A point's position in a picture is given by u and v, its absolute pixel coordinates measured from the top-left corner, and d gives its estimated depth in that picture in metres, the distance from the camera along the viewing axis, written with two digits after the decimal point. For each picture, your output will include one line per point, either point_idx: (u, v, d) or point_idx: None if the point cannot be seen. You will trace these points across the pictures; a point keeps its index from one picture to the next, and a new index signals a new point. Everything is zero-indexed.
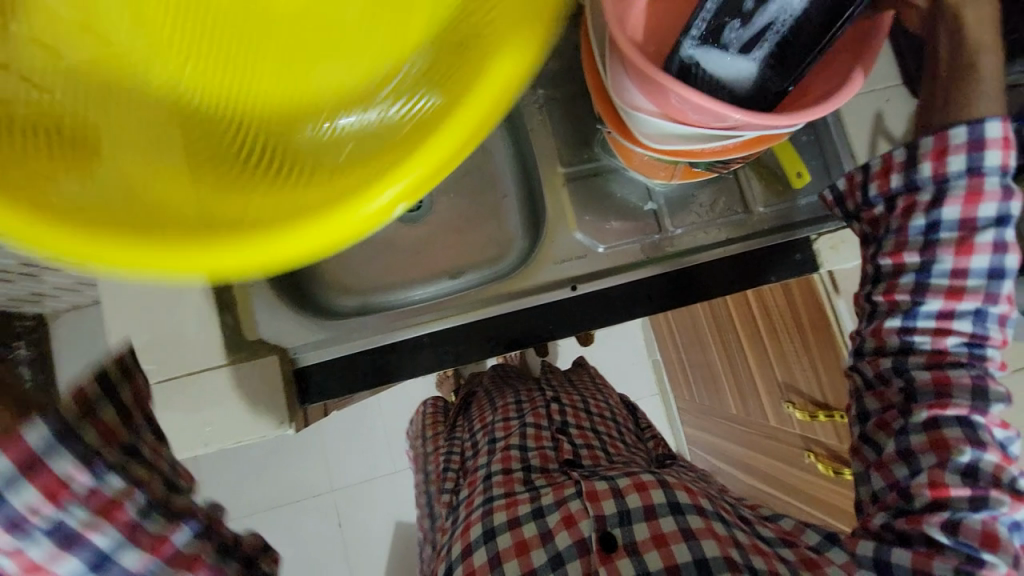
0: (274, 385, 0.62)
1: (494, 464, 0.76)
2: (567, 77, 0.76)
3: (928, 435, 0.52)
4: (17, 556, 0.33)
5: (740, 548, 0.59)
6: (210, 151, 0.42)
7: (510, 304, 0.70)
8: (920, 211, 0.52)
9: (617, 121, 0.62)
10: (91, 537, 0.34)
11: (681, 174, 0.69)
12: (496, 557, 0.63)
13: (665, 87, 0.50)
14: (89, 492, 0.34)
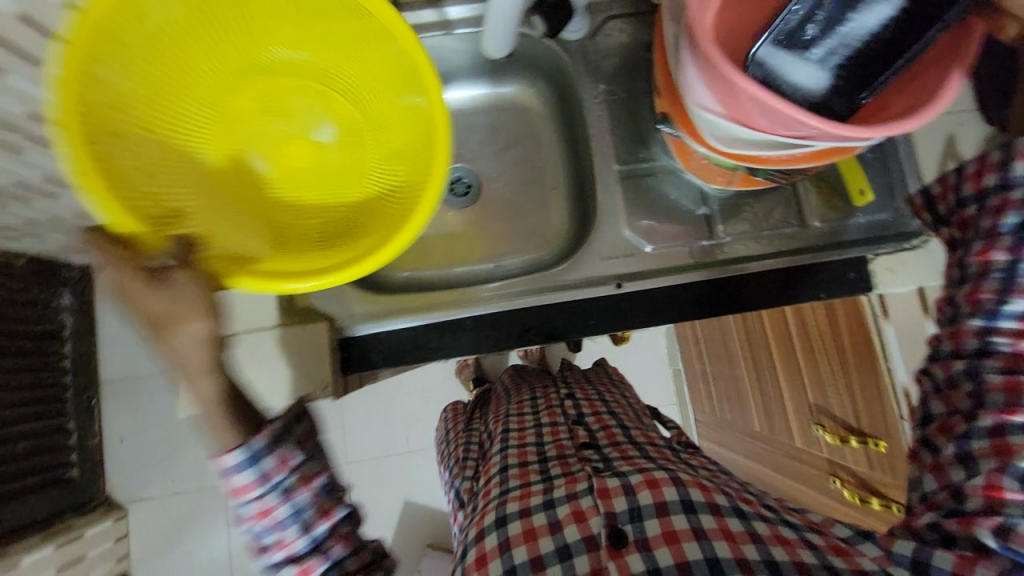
0: (325, 354, 0.69)
1: (508, 457, 0.71)
2: (631, 75, 0.75)
3: (992, 440, 0.41)
4: (252, 508, 0.46)
5: (759, 543, 0.50)
6: (297, 224, 0.65)
7: (554, 293, 0.70)
8: (1013, 210, 0.43)
9: (685, 121, 0.61)
10: (297, 496, 0.46)
11: (739, 181, 0.68)
12: (506, 544, 0.56)
13: (742, 91, 0.49)
14: (297, 465, 0.47)
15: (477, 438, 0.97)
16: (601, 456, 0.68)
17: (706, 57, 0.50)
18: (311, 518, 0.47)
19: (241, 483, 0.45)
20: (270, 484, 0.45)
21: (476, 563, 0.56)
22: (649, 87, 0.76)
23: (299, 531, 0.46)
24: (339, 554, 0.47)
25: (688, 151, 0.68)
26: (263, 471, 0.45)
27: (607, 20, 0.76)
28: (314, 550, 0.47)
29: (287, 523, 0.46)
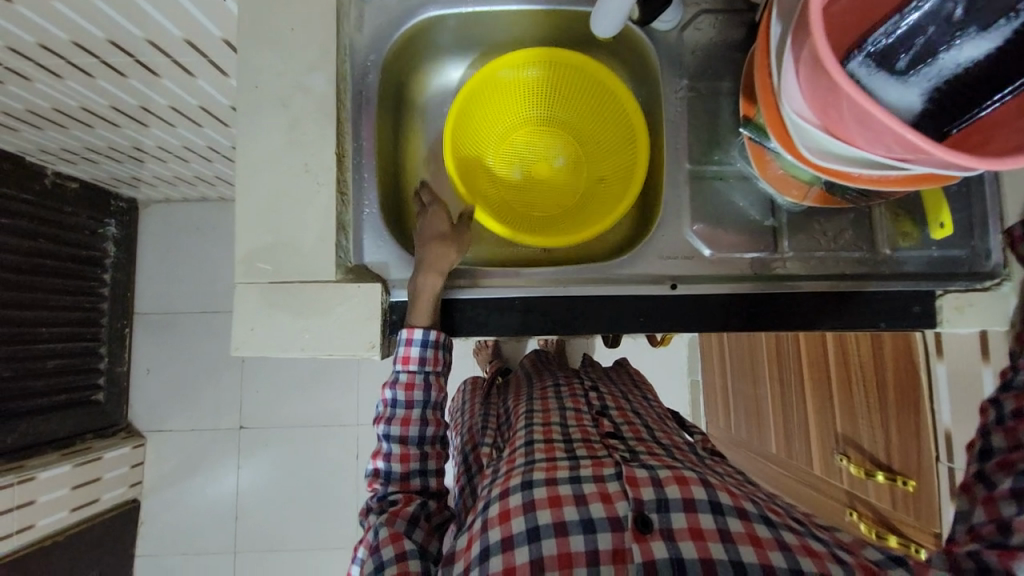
0: (377, 311, 0.65)
1: (534, 433, 0.71)
2: (716, 73, 0.73)
3: None
4: (401, 387, 0.66)
5: (786, 550, 0.51)
6: (528, 212, 0.81)
7: (608, 287, 0.70)
8: None
9: (778, 126, 0.59)
10: (430, 392, 0.67)
11: (813, 198, 0.67)
12: (530, 505, 0.56)
13: (847, 102, 0.47)
14: (436, 372, 0.67)
15: (496, 413, 0.97)
16: (628, 448, 0.68)
17: (816, 63, 0.48)
18: (429, 421, 0.66)
19: (411, 355, 0.65)
20: (426, 373, 0.66)
21: (499, 517, 0.56)
22: (733, 87, 0.73)
23: (418, 420, 0.66)
24: (426, 462, 0.66)
25: (767, 160, 0.66)
26: (425, 358, 0.65)
27: (700, 14, 0.74)
28: (416, 443, 0.66)
29: (414, 411, 0.66)
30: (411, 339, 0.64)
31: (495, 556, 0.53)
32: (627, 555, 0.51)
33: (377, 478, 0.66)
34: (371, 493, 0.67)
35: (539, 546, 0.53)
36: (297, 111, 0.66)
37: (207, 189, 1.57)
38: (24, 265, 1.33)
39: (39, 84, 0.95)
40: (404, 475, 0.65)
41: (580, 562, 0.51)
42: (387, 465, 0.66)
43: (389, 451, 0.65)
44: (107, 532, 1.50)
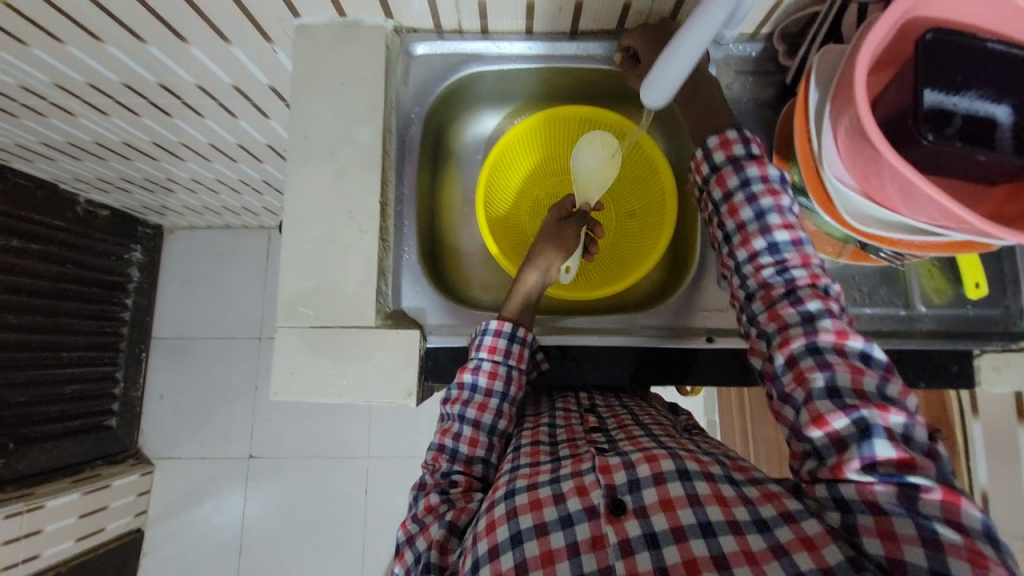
0: (414, 360, 0.65)
1: (520, 435, 0.64)
2: (748, 130, 0.76)
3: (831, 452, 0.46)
4: (482, 370, 0.65)
5: (749, 505, 0.48)
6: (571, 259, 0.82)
7: (633, 339, 0.71)
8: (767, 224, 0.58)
9: (818, 188, 0.60)
10: (510, 378, 0.65)
11: (849, 254, 0.67)
12: (513, 510, 0.52)
13: (882, 167, 0.49)
14: (513, 359, 0.66)
15: None
16: (608, 436, 0.61)
17: (858, 132, 0.49)
18: (503, 414, 0.65)
19: (498, 346, 0.65)
20: (509, 367, 0.66)
21: (486, 528, 0.52)
22: (764, 145, 0.75)
23: (495, 411, 0.64)
24: (491, 452, 0.64)
25: (802, 219, 0.67)
26: (511, 352, 0.66)
27: (733, 75, 0.77)
28: (487, 431, 0.64)
29: (492, 400, 0.64)
30: (502, 331, 0.65)
31: (484, 567, 0.50)
32: (604, 539, 0.49)
33: (441, 455, 0.63)
34: (429, 467, 0.63)
35: (522, 549, 0.50)
36: (343, 161, 0.69)
37: (231, 218, 1.60)
38: (50, 289, 1.35)
39: (86, 120, 0.99)
40: (469, 458, 0.63)
41: (561, 558, 0.49)
42: (456, 443, 0.63)
43: (460, 430, 0.63)
44: (110, 563, 1.47)
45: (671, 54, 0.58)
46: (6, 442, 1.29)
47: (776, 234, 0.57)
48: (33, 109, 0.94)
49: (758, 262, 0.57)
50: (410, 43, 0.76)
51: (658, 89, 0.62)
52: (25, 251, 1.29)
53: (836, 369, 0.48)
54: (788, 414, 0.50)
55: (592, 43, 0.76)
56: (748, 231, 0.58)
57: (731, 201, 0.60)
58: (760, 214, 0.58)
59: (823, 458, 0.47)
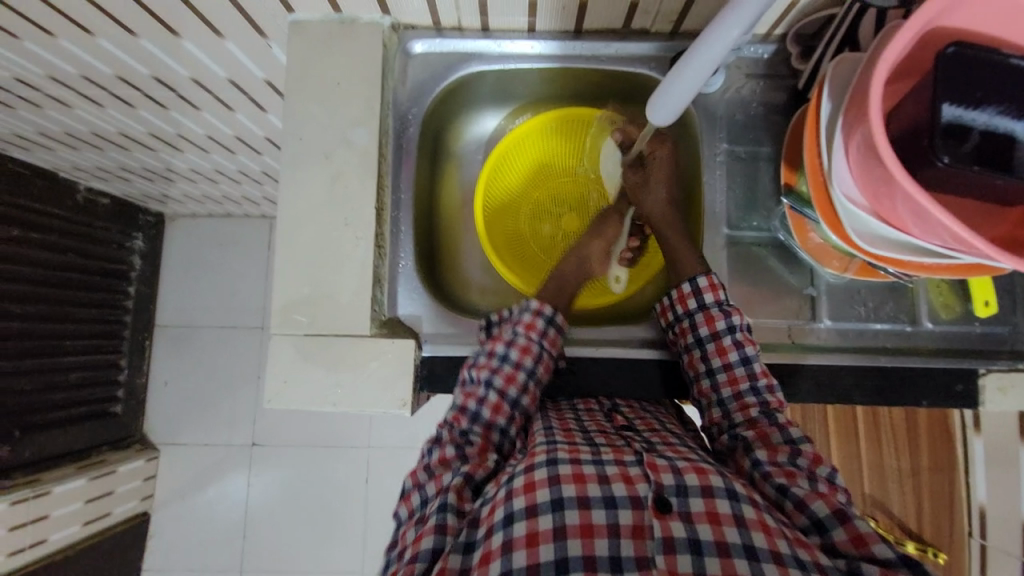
0: (408, 369, 0.64)
1: (550, 422, 0.63)
2: (757, 137, 0.73)
3: (847, 530, 0.50)
4: (516, 347, 0.65)
5: (788, 539, 0.48)
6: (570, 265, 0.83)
7: (627, 351, 0.72)
8: (731, 345, 0.64)
9: (829, 207, 0.57)
10: (541, 363, 0.65)
11: (855, 270, 0.65)
12: (556, 478, 0.51)
13: (893, 187, 0.47)
14: (547, 345, 0.67)
15: None
16: (644, 438, 0.61)
17: (869, 150, 0.48)
18: (528, 392, 0.64)
19: (536, 325, 0.66)
20: (541, 347, 0.66)
21: (524, 487, 0.51)
22: (772, 153, 0.73)
23: (520, 385, 0.64)
24: (511, 425, 0.63)
25: (808, 231, 0.65)
26: (546, 333, 0.66)
27: (742, 79, 0.74)
28: (510, 403, 0.63)
29: (520, 374, 0.64)
30: (542, 312, 0.67)
31: (520, 522, 0.49)
32: (647, 530, 0.48)
33: (462, 416, 0.62)
34: (446, 422, 0.63)
35: (562, 516, 0.49)
36: (340, 165, 0.67)
37: (232, 207, 1.59)
38: (53, 278, 1.35)
39: (82, 111, 0.97)
40: (489, 424, 0.62)
41: (601, 534, 0.48)
42: (478, 407, 0.62)
43: (485, 395, 0.62)
44: (118, 544, 1.51)
45: (680, 72, 0.55)
46: (11, 430, 1.30)
47: (748, 350, 0.64)
48: (27, 99, 0.93)
49: (733, 374, 0.63)
50: (408, 41, 0.73)
51: (666, 106, 0.59)
52: (25, 240, 1.28)
53: (812, 473, 0.56)
54: (771, 492, 0.55)
55: (597, 44, 0.74)
56: (724, 343, 0.65)
57: (708, 313, 0.66)
58: (733, 328, 0.65)
59: (828, 533, 0.50)
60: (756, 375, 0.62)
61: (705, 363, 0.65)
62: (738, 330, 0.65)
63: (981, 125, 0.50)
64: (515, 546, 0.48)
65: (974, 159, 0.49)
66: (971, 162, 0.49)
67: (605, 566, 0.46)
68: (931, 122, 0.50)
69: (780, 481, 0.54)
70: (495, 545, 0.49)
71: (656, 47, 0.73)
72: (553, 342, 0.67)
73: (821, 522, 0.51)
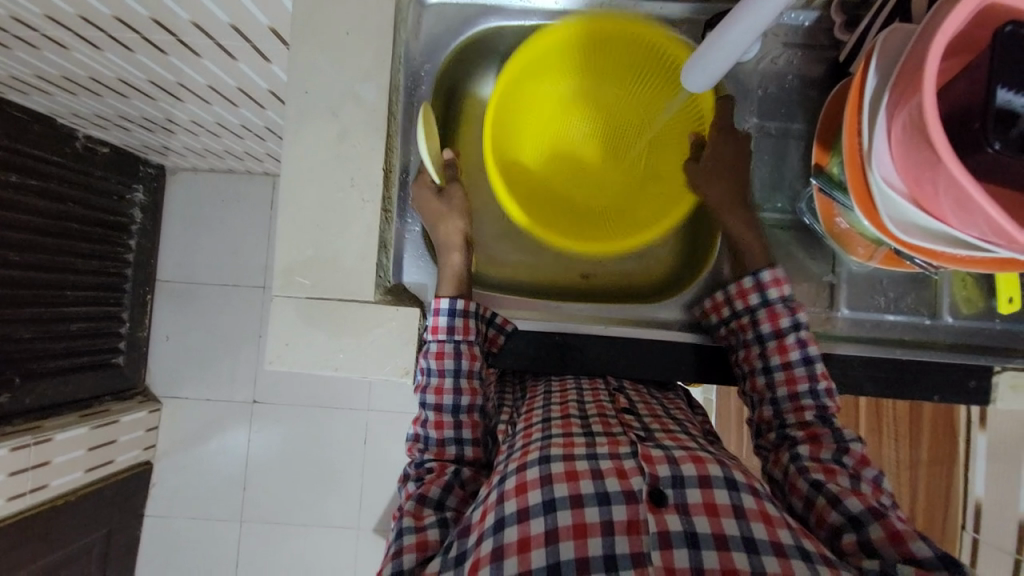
0: (413, 337, 0.63)
1: (549, 410, 0.62)
2: (788, 113, 0.70)
3: (884, 528, 0.50)
4: (430, 353, 0.63)
5: (792, 529, 0.48)
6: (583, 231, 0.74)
7: (636, 332, 0.71)
8: (794, 341, 0.62)
9: (864, 194, 0.54)
10: (456, 353, 0.63)
11: (881, 259, 0.63)
12: (548, 478, 0.51)
13: (938, 173, 0.44)
14: (456, 330, 0.64)
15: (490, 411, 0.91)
16: (642, 425, 0.60)
17: (920, 134, 0.44)
18: (464, 390, 0.62)
19: (439, 324, 0.63)
20: (456, 342, 0.63)
21: (515, 489, 0.51)
22: (804, 131, 0.70)
23: (453, 390, 0.62)
24: (461, 431, 0.62)
25: (835, 215, 0.63)
26: (454, 327, 0.63)
27: (779, 48, 0.69)
28: (451, 412, 0.62)
29: (447, 380, 0.62)
30: (439, 309, 0.63)
31: (511, 528, 0.48)
32: (642, 526, 0.47)
33: (417, 444, 0.64)
34: (410, 458, 0.65)
35: (554, 517, 0.48)
36: (347, 122, 0.64)
37: (235, 163, 1.54)
38: (53, 228, 1.33)
39: (77, 53, 0.92)
40: (440, 442, 0.62)
41: (595, 533, 0.47)
42: (426, 431, 0.63)
43: (425, 417, 0.63)
44: (122, 491, 1.54)
45: (717, 41, 0.52)
46: (12, 377, 1.30)
47: (811, 350, 0.62)
48: (20, 38, 0.88)
49: (793, 375, 0.61)
50: None
51: (703, 73, 0.56)
52: (23, 187, 1.25)
53: (856, 472, 0.56)
54: (806, 486, 0.56)
55: (626, 1, 0.69)
56: (786, 341, 0.63)
57: (772, 310, 0.64)
58: (798, 327, 0.63)
59: (863, 528, 0.51)
60: (817, 378, 0.61)
61: (762, 359, 0.63)
62: (801, 324, 0.63)
63: None
64: (507, 554, 0.47)
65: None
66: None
67: (599, 566, 0.45)
68: (984, 104, 0.46)
69: (816, 477, 0.55)
70: (484, 552, 0.48)
71: (688, 9, 0.69)
72: (467, 328, 0.64)
73: (856, 518, 0.52)
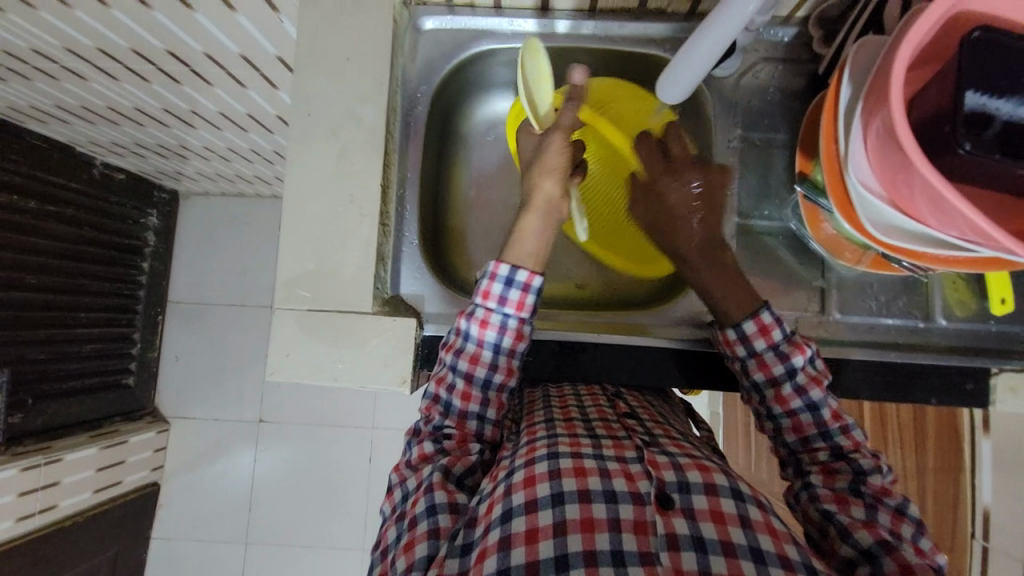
0: (409, 347, 0.65)
1: (552, 412, 0.63)
2: (771, 125, 0.72)
3: (896, 560, 0.49)
4: (473, 351, 0.62)
5: (799, 546, 0.47)
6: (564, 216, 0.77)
7: (632, 338, 0.72)
8: (793, 393, 0.60)
9: (844, 201, 0.56)
10: (499, 349, 0.61)
11: (868, 262, 0.63)
12: (557, 471, 0.51)
13: (912, 174, 0.45)
14: (502, 327, 0.61)
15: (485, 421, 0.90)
16: (646, 429, 0.61)
17: (890, 137, 0.46)
18: (499, 367, 0.62)
19: (492, 292, 0.61)
20: (504, 316, 0.61)
21: (523, 482, 0.51)
22: (787, 140, 0.72)
23: (489, 364, 0.61)
24: (487, 408, 0.62)
25: (821, 222, 0.64)
26: (507, 298, 0.60)
27: (759, 61, 0.72)
28: (481, 386, 0.62)
29: (485, 352, 0.62)
30: (489, 301, 0.60)
31: (518, 518, 0.49)
32: (649, 527, 0.47)
33: (434, 407, 0.62)
34: (424, 416, 0.64)
35: (562, 511, 0.48)
36: (347, 141, 0.67)
37: (245, 187, 1.60)
38: (69, 251, 1.37)
39: (97, 85, 0.98)
40: (463, 413, 0.62)
41: (602, 528, 0.47)
42: (449, 396, 0.62)
43: (453, 382, 0.61)
44: (128, 512, 1.55)
45: (684, 57, 0.55)
46: (24, 398, 1.32)
47: (814, 394, 0.60)
48: (43, 71, 0.94)
49: (798, 421, 0.60)
50: (419, 17, 0.73)
51: (674, 84, 0.58)
52: (42, 213, 1.30)
53: (874, 501, 0.55)
54: (818, 516, 0.56)
55: (611, 23, 0.73)
56: (783, 391, 0.61)
57: (761, 359, 0.61)
58: (793, 375, 0.60)
59: (877, 562, 0.49)
60: (825, 422, 0.59)
61: (763, 407, 0.62)
62: (797, 370, 0.60)
63: (1011, 110, 0.47)
64: (514, 543, 0.47)
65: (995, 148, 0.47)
66: (993, 149, 0.47)
67: (607, 559, 0.45)
68: (953, 108, 0.47)
69: (827, 506, 0.55)
70: (491, 541, 0.48)
71: (670, 28, 0.72)
72: (517, 333, 0.61)
73: (867, 551, 0.50)
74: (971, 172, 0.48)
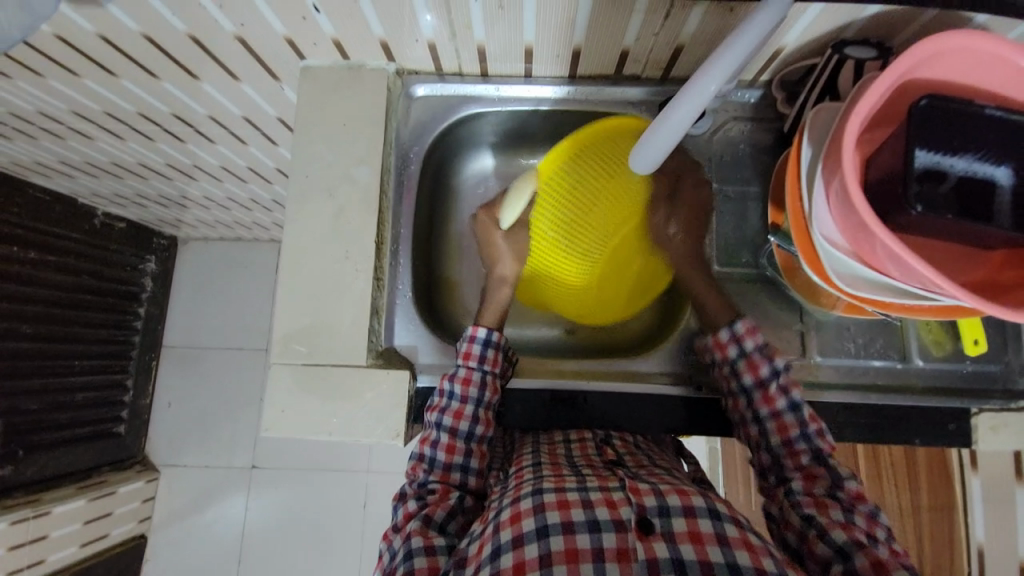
0: (402, 400, 0.66)
1: (539, 456, 0.64)
2: (744, 178, 0.76)
3: (867, 557, 0.51)
4: (458, 408, 0.66)
5: (775, 559, 0.48)
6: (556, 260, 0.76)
7: (618, 384, 0.73)
8: (793, 424, 0.62)
9: (812, 254, 0.59)
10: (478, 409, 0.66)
11: (843, 307, 0.66)
12: (541, 506, 0.51)
13: (872, 234, 0.48)
14: (481, 386, 0.66)
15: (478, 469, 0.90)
16: (630, 470, 0.61)
17: (847, 197, 0.49)
18: (480, 420, 0.66)
19: (472, 352, 0.67)
20: (482, 372, 0.67)
21: (511, 518, 0.52)
22: (760, 192, 0.76)
23: (471, 417, 0.65)
24: (470, 458, 0.65)
25: (795, 269, 0.67)
26: (484, 357, 0.67)
27: (730, 120, 0.77)
28: (463, 438, 0.65)
29: (467, 407, 0.66)
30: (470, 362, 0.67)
31: (506, 554, 0.49)
32: (631, 553, 0.48)
33: (420, 465, 0.65)
34: (410, 478, 0.66)
35: (547, 542, 0.49)
36: (343, 201, 0.71)
37: (243, 232, 1.64)
38: (66, 299, 1.38)
39: (103, 143, 1.02)
40: (447, 465, 0.64)
41: (585, 558, 0.48)
42: (434, 451, 0.64)
43: (437, 438, 0.65)
44: (113, 568, 1.49)
45: (655, 133, 0.58)
46: (14, 449, 1.31)
47: (811, 428, 0.62)
48: (51, 131, 0.98)
49: (785, 426, 0.63)
50: (412, 85, 0.78)
51: (648, 151, 0.60)
52: (43, 263, 1.32)
53: (849, 504, 0.57)
54: (798, 521, 0.58)
55: (591, 87, 0.78)
56: (785, 419, 0.63)
57: (752, 360, 0.65)
58: (796, 407, 0.63)
59: (849, 559, 0.52)
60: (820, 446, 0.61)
61: (762, 438, 0.63)
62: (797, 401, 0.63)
63: (958, 171, 0.51)
64: None
65: (946, 206, 0.50)
66: (944, 208, 0.50)
67: None
68: (905, 169, 0.51)
69: (808, 511, 0.57)
70: None
71: (645, 91, 0.77)
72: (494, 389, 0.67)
73: (841, 548, 0.53)
74: (926, 227, 0.52)
